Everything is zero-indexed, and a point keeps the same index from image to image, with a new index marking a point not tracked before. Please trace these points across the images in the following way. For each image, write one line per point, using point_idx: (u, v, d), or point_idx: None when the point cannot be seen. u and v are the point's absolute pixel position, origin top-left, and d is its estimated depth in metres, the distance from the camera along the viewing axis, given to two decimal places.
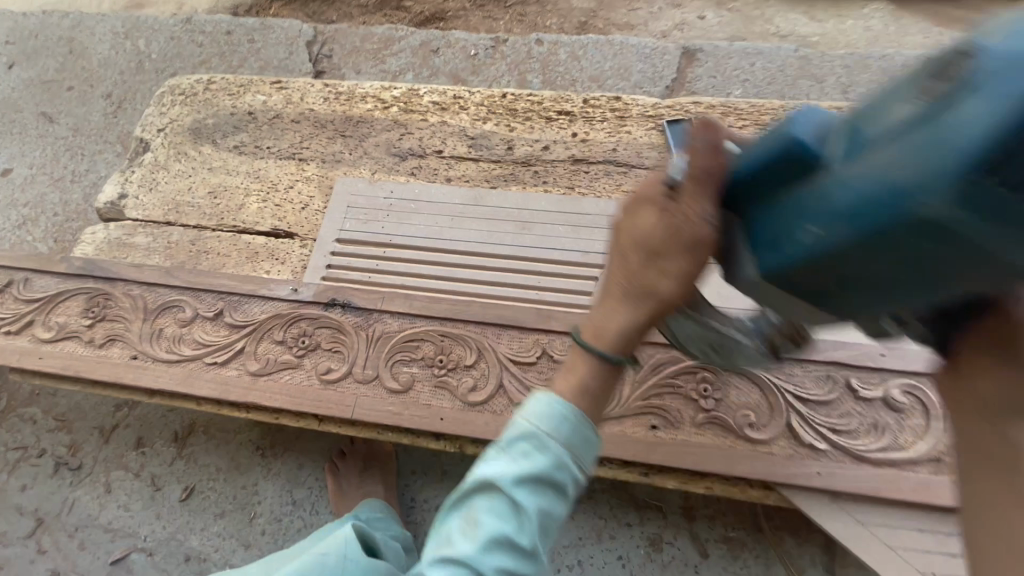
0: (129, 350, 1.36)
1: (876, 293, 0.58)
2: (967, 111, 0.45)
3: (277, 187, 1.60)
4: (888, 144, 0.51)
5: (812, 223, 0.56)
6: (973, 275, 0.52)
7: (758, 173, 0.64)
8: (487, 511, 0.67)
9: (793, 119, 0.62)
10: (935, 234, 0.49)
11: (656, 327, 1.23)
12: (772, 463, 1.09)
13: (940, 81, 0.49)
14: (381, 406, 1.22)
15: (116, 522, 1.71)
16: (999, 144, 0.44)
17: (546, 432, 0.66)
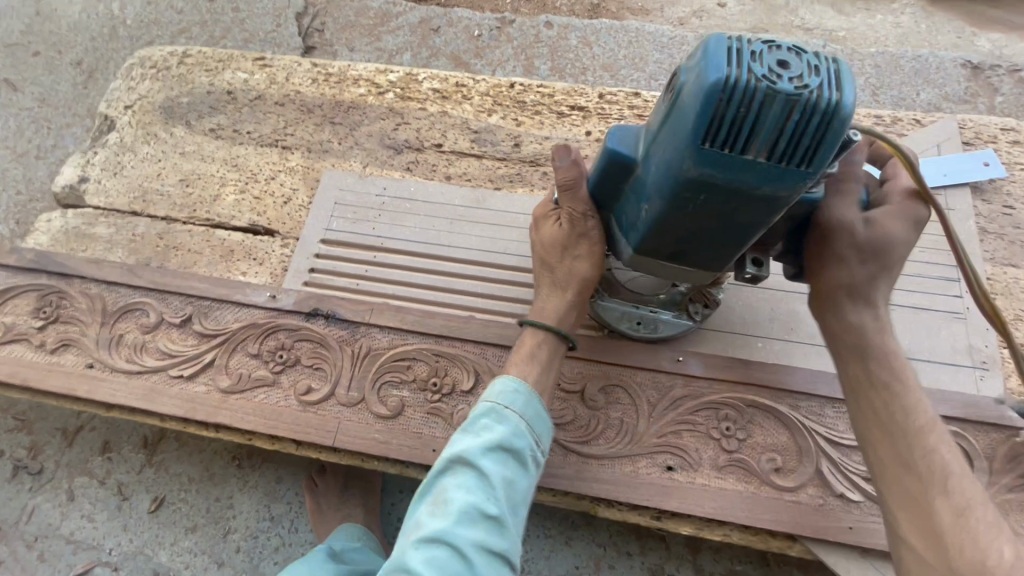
0: (86, 358, 1.22)
1: (713, 232, 0.92)
2: (684, 103, 0.81)
3: (257, 178, 1.44)
4: (649, 151, 0.91)
5: (642, 202, 0.95)
6: (750, 208, 0.87)
7: (604, 180, 1.00)
8: (458, 484, 0.83)
9: (610, 135, 0.96)
10: (708, 187, 0.84)
11: (675, 355, 1.12)
12: (798, 514, 0.99)
13: (665, 98, 0.89)
14: (367, 433, 1.09)
15: (78, 533, 1.59)
16: (708, 124, 0.78)
17: (503, 405, 0.90)
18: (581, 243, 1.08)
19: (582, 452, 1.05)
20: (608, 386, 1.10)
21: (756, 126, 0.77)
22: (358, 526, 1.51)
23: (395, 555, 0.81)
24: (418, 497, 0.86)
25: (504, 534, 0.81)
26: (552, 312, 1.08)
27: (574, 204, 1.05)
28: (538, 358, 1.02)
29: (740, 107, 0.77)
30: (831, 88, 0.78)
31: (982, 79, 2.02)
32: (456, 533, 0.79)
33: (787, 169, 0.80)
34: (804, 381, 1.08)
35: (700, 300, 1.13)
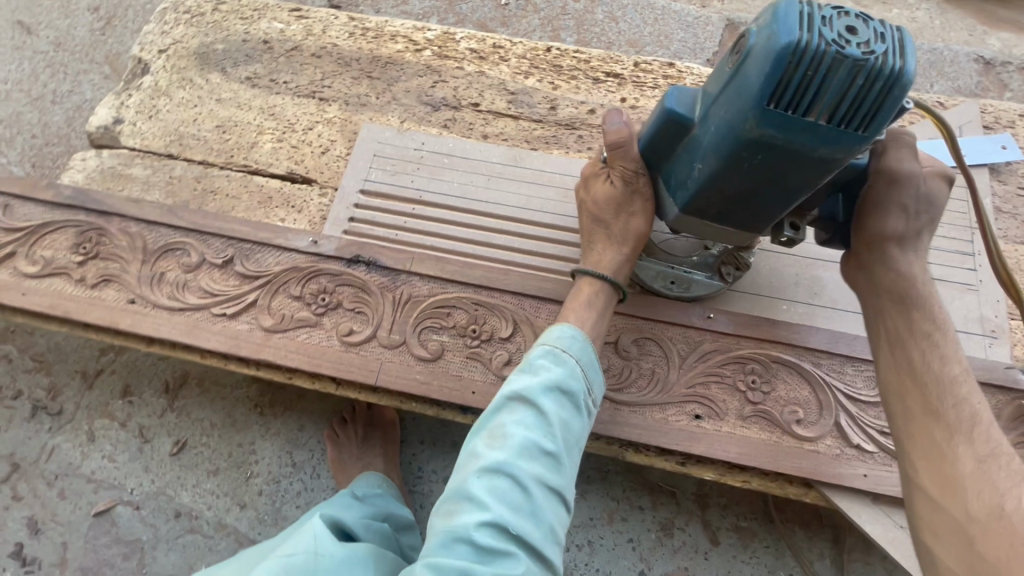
0: (126, 293, 1.23)
1: (759, 193, 0.93)
2: (749, 66, 0.81)
3: (295, 128, 1.45)
4: (709, 114, 0.91)
5: (695, 162, 0.96)
6: (799, 172, 0.87)
7: (659, 139, 1.02)
8: (517, 420, 0.87)
9: (667, 95, 0.97)
10: (765, 149, 0.84)
11: (706, 313, 1.17)
12: (817, 461, 1.06)
13: (729, 60, 0.88)
14: (408, 374, 1.14)
15: (100, 473, 1.61)
16: (773, 88, 0.78)
17: (559, 351, 0.95)
18: (634, 202, 1.13)
19: (615, 399, 1.11)
20: (641, 339, 1.15)
21: (821, 91, 0.77)
22: (379, 475, 1.49)
23: (455, 483, 0.86)
24: (476, 431, 0.90)
25: (560, 470, 0.86)
26: (607, 264, 1.13)
27: (626, 163, 1.09)
28: (598, 304, 1.08)
29: (807, 70, 0.77)
30: (896, 56, 0.77)
31: (995, 74, 2.08)
32: (517, 465, 0.83)
33: (843, 134, 0.80)
34: (827, 341, 1.14)
35: (731, 263, 1.19)
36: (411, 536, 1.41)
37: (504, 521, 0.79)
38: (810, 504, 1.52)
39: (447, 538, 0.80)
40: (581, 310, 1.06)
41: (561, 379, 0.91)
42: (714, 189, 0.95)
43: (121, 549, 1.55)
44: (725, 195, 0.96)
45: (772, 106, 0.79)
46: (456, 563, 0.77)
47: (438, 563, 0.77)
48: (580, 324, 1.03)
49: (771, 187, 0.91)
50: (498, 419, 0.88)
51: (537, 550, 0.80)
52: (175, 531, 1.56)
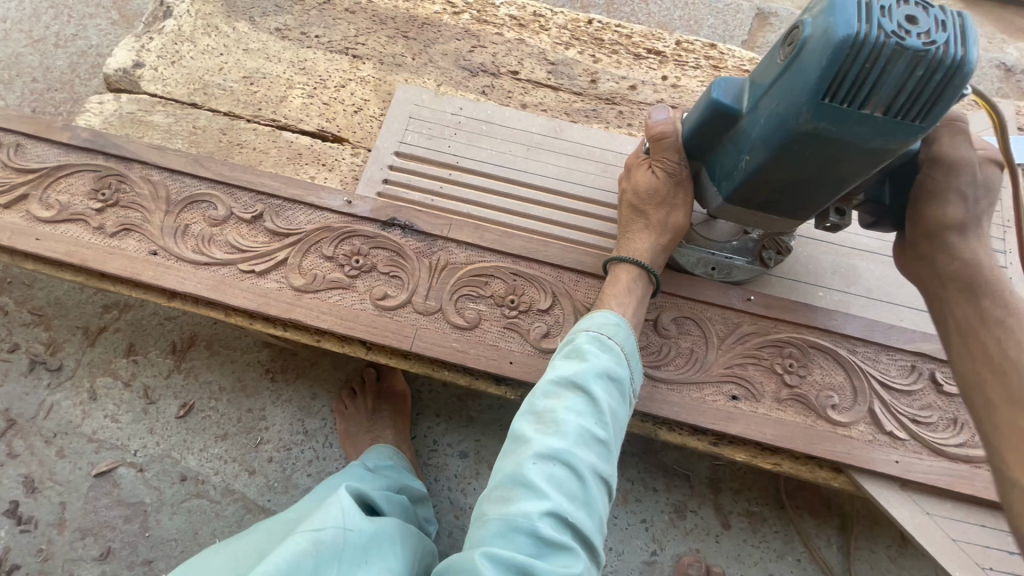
0: (148, 244, 1.18)
1: (808, 184, 0.87)
2: (802, 59, 0.76)
3: (326, 84, 1.40)
4: (756, 105, 0.85)
5: (741, 152, 0.90)
6: (855, 163, 0.81)
7: (703, 130, 0.96)
8: (569, 405, 0.80)
9: (714, 85, 0.91)
10: (817, 141, 0.79)
11: (744, 295, 1.16)
12: (850, 446, 1.07)
13: (780, 51, 0.82)
14: (444, 341, 1.11)
15: (102, 433, 1.56)
16: (828, 80, 0.73)
17: (606, 336, 0.89)
18: (676, 193, 1.07)
19: (653, 376, 1.10)
20: (680, 318, 1.14)
21: (877, 84, 0.72)
22: (389, 446, 1.45)
23: (503, 470, 0.77)
24: (520, 415, 0.82)
25: (611, 460, 0.80)
26: (642, 252, 1.08)
27: (669, 152, 1.05)
28: (637, 290, 1.05)
29: (865, 63, 0.71)
30: (957, 45, 0.71)
31: (1016, 80, 2.10)
32: (573, 452, 0.76)
33: (900, 126, 0.75)
34: (863, 329, 1.14)
35: (772, 246, 1.16)
36: (424, 509, 1.36)
37: (563, 511, 0.72)
38: (819, 492, 1.55)
39: (501, 528, 0.71)
40: (621, 297, 1.03)
41: (611, 365, 0.85)
42: (761, 181, 0.89)
43: (122, 512, 1.50)
44: (772, 187, 0.90)
45: (827, 99, 0.74)
46: (511, 555, 0.68)
47: (492, 555, 0.68)
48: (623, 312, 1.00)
49: (821, 178, 0.85)
50: (550, 404, 0.81)
51: (591, 541, 0.74)
52: (180, 495, 1.51)
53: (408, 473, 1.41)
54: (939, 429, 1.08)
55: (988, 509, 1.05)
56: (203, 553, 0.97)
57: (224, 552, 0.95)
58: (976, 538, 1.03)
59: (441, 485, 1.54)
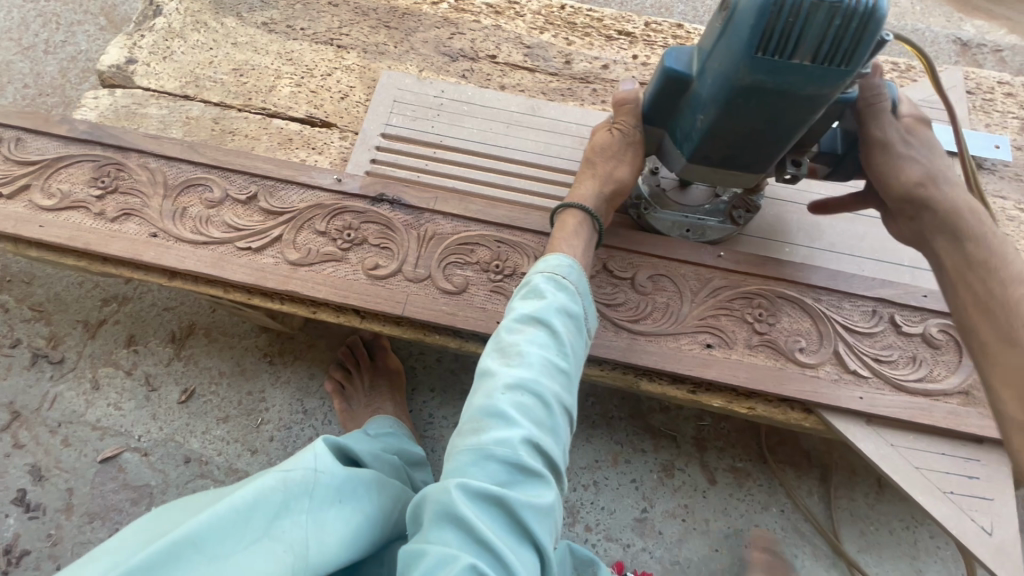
0: (148, 227, 1.23)
1: (759, 134, 0.95)
2: (735, 21, 0.83)
3: (313, 73, 1.46)
4: (704, 68, 0.93)
5: (696, 113, 0.97)
6: (796, 110, 0.89)
7: (660, 99, 1.04)
8: (532, 340, 0.84)
9: (666, 56, 0.99)
10: (758, 93, 0.87)
11: (716, 252, 1.23)
12: (818, 386, 1.14)
13: (718, 16, 0.89)
14: (434, 306, 1.17)
15: (105, 420, 1.60)
16: (757, 37, 0.80)
17: (561, 276, 0.92)
18: (627, 152, 1.14)
19: (632, 329, 1.17)
20: (655, 275, 1.21)
21: (803, 35, 0.79)
22: (390, 417, 1.51)
23: (472, 405, 0.81)
24: (487, 354, 0.87)
25: (572, 389, 0.86)
26: (583, 198, 1.12)
27: (629, 117, 1.13)
28: (583, 234, 1.07)
29: (788, 17, 0.78)
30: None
31: (972, 54, 2.22)
32: (538, 382, 0.81)
33: (828, 72, 0.82)
34: (826, 278, 1.21)
35: (740, 207, 1.25)
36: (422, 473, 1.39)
37: (532, 437, 0.77)
38: (800, 446, 1.62)
39: (475, 456, 0.76)
40: (569, 240, 1.05)
41: (568, 301, 0.90)
42: (717, 136, 0.97)
43: (128, 495, 1.54)
44: (728, 141, 0.98)
45: (759, 54, 0.81)
46: (485, 480, 0.74)
47: (468, 481, 0.73)
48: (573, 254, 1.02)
49: (770, 127, 0.93)
50: (514, 341, 0.85)
51: (557, 463, 0.80)
52: (184, 477, 1.56)
53: (409, 441, 1.47)
54: (900, 367, 1.16)
55: (949, 438, 1.13)
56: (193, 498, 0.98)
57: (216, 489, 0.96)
58: (938, 466, 1.11)
59: (438, 456, 1.60)
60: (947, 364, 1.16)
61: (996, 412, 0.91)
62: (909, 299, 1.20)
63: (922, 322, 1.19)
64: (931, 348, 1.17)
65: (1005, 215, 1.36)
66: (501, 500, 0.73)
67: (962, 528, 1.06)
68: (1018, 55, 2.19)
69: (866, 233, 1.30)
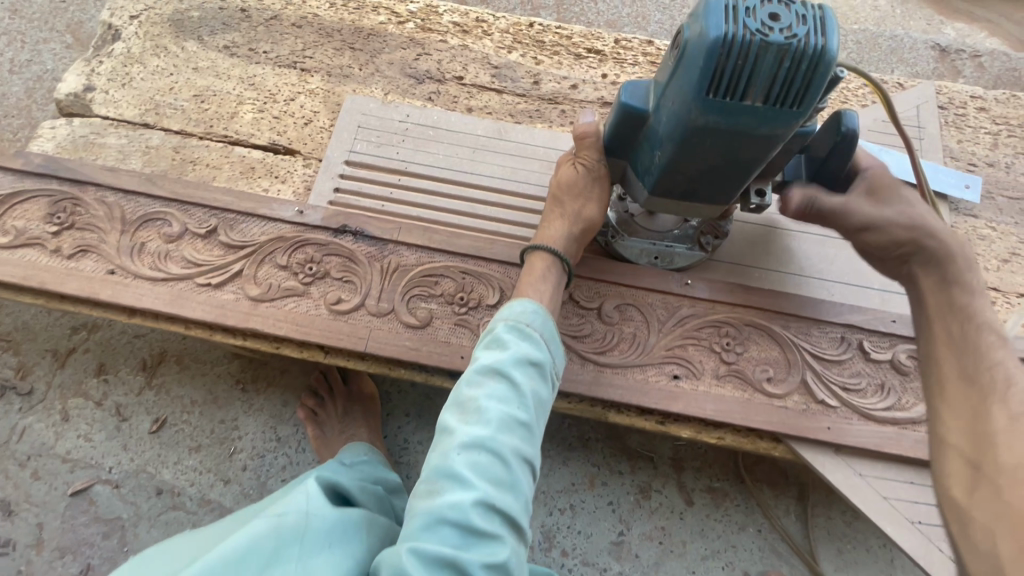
0: (105, 263, 1.21)
1: (718, 171, 0.93)
2: (686, 62, 0.82)
3: (276, 98, 1.44)
4: (660, 105, 0.91)
5: (654, 149, 0.96)
6: (752, 148, 0.87)
7: (620, 133, 1.02)
8: (490, 394, 0.83)
9: (622, 91, 0.98)
10: (712, 133, 0.85)
11: (683, 280, 1.22)
12: (786, 416, 1.13)
13: (671, 54, 0.88)
14: (397, 341, 1.15)
15: (75, 452, 1.58)
16: (706, 79, 0.79)
17: (524, 322, 0.91)
18: (594, 188, 1.12)
19: (598, 361, 1.15)
20: (622, 305, 1.20)
21: (752, 78, 0.78)
22: (365, 443, 1.50)
23: (430, 463, 0.81)
24: (445, 408, 0.86)
25: (534, 440, 0.84)
26: (556, 239, 1.10)
27: (592, 151, 1.11)
28: (551, 278, 1.05)
29: (737, 60, 0.77)
30: (818, 36, 0.77)
31: (951, 60, 2.20)
32: (495, 438, 0.79)
33: (781, 112, 0.81)
34: (795, 305, 1.20)
35: (709, 233, 1.24)
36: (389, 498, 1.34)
37: (487, 497, 0.76)
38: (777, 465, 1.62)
39: (429, 520, 0.75)
40: (536, 284, 1.04)
41: (530, 349, 0.88)
42: (675, 173, 0.95)
43: (100, 529, 1.52)
44: (688, 177, 0.96)
45: (709, 95, 0.80)
46: (439, 545, 0.73)
47: (421, 547, 0.72)
48: (539, 298, 1.01)
49: (728, 164, 0.91)
50: (473, 395, 0.83)
51: (518, 520, 0.78)
52: (156, 508, 1.54)
53: (384, 468, 1.44)
54: (869, 395, 1.15)
55: (917, 466, 1.12)
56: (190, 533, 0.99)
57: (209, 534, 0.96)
58: (906, 495, 1.10)
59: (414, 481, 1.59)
60: (916, 391, 1.15)
61: (937, 438, 0.72)
62: (878, 325, 1.19)
63: (891, 348, 1.18)
64: (900, 375, 1.16)
65: (977, 234, 1.35)
66: (455, 565, 0.72)
67: (930, 558, 1.06)
68: (997, 61, 2.17)
69: (836, 257, 1.28)
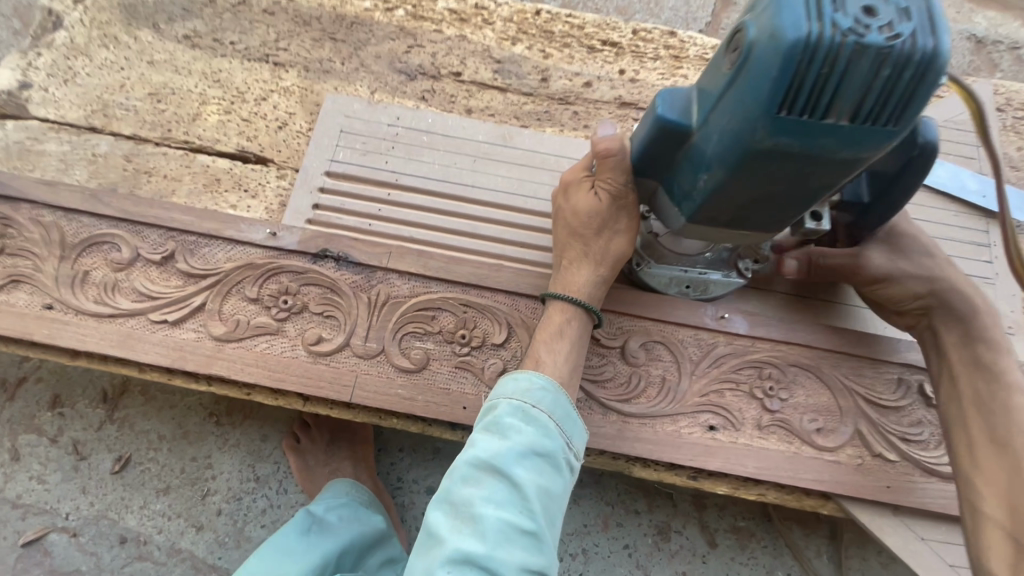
0: (43, 296, 1.03)
1: (778, 198, 0.76)
2: (750, 70, 0.64)
3: (245, 97, 1.24)
4: (707, 120, 0.74)
5: (697, 171, 0.78)
6: (825, 174, 0.71)
7: (651, 151, 0.84)
8: (487, 496, 0.75)
9: (657, 99, 0.79)
10: (779, 157, 0.68)
11: (719, 312, 1.06)
12: (838, 472, 0.98)
13: (725, 55, 0.70)
14: (388, 388, 0.99)
15: (27, 497, 1.41)
16: (782, 91, 0.62)
17: (529, 405, 0.82)
18: (619, 217, 0.97)
19: (622, 411, 0.99)
20: (649, 343, 1.04)
21: (841, 90, 0.61)
22: (348, 482, 1.35)
23: (419, 570, 0.74)
24: (440, 504, 0.79)
25: (540, 549, 0.74)
26: (582, 284, 0.98)
27: (616, 173, 0.92)
28: (570, 334, 0.94)
29: (822, 67, 0.60)
30: (927, 35, 0.60)
31: (987, 52, 2.04)
32: (490, 551, 0.71)
33: (871, 132, 0.64)
34: (848, 341, 1.05)
35: (749, 257, 1.06)
36: (349, 558, 1.24)
37: None
38: None
39: None
40: (552, 343, 0.93)
41: (535, 439, 0.79)
42: (724, 199, 0.78)
43: None
44: (738, 204, 0.79)
45: (782, 113, 0.63)
46: None
47: None
48: (554, 363, 0.90)
49: (791, 191, 0.74)
50: (467, 495, 0.76)
51: None
52: (120, 559, 1.38)
53: (365, 512, 1.31)
54: (931, 446, 1.01)
55: None
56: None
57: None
58: None
59: (410, 524, 1.44)
60: None
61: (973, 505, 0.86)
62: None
63: None
64: None
65: None
66: None
67: None
68: None
69: None
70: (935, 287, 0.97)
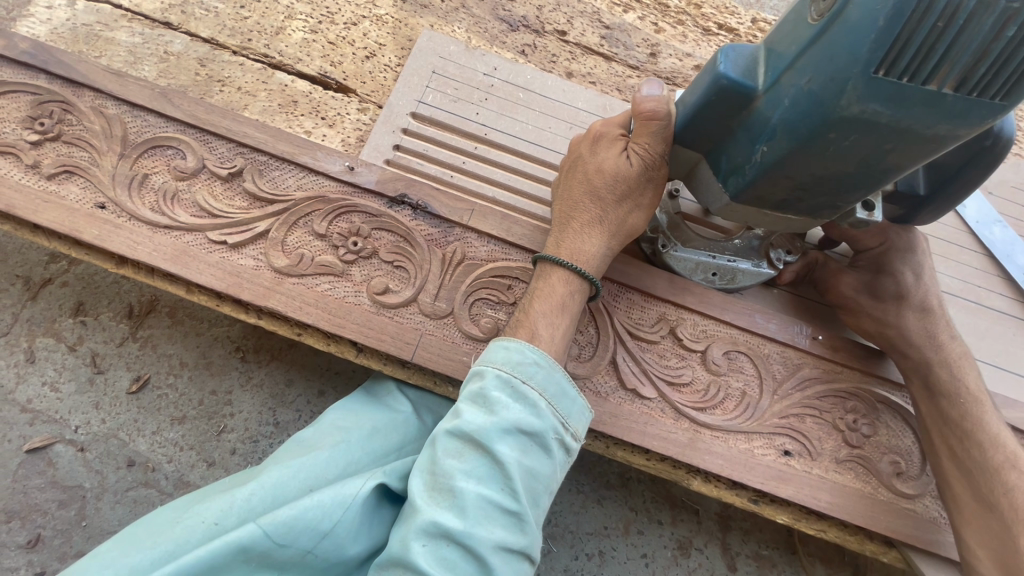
0: (95, 194, 0.95)
1: (842, 180, 0.70)
2: (848, 24, 0.58)
3: (335, 18, 1.16)
4: (778, 83, 0.66)
5: (754, 141, 0.71)
6: (907, 155, 0.64)
7: (700, 118, 0.75)
8: (466, 471, 0.69)
9: (721, 53, 0.70)
10: (864, 130, 0.62)
11: (804, 332, 0.99)
12: (909, 520, 0.93)
13: (815, 9, 0.63)
14: (453, 354, 0.92)
15: (37, 402, 1.27)
16: (885, 46, 0.56)
17: (518, 380, 0.74)
18: (645, 190, 0.88)
19: (696, 420, 0.93)
20: (732, 352, 0.97)
21: (951, 51, 0.56)
22: None
23: (393, 540, 0.69)
24: (417, 473, 0.73)
25: (523, 531, 0.70)
26: (591, 255, 0.87)
27: (655, 139, 0.83)
28: (571, 307, 0.85)
29: (937, 22, 0.55)
30: None
31: None
32: (468, 532, 0.66)
33: (973, 107, 0.59)
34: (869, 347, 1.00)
35: (782, 247, 0.99)
36: None
37: None
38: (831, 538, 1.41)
39: None
40: (551, 317, 0.83)
41: (524, 415, 0.72)
42: (782, 177, 0.71)
43: (57, 496, 1.22)
44: (795, 184, 0.72)
45: (877, 74, 0.58)
46: None
47: None
48: (553, 331, 0.82)
49: (861, 172, 0.68)
50: (449, 467, 0.70)
51: None
52: (125, 482, 1.24)
53: None
54: None
55: None
56: (340, 404, 0.95)
57: (310, 427, 0.90)
58: None
59: None
60: None
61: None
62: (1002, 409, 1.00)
63: None
64: None
65: None
66: None
67: None
68: None
69: (992, 329, 1.10)
70: (887, 335, 0.94)
